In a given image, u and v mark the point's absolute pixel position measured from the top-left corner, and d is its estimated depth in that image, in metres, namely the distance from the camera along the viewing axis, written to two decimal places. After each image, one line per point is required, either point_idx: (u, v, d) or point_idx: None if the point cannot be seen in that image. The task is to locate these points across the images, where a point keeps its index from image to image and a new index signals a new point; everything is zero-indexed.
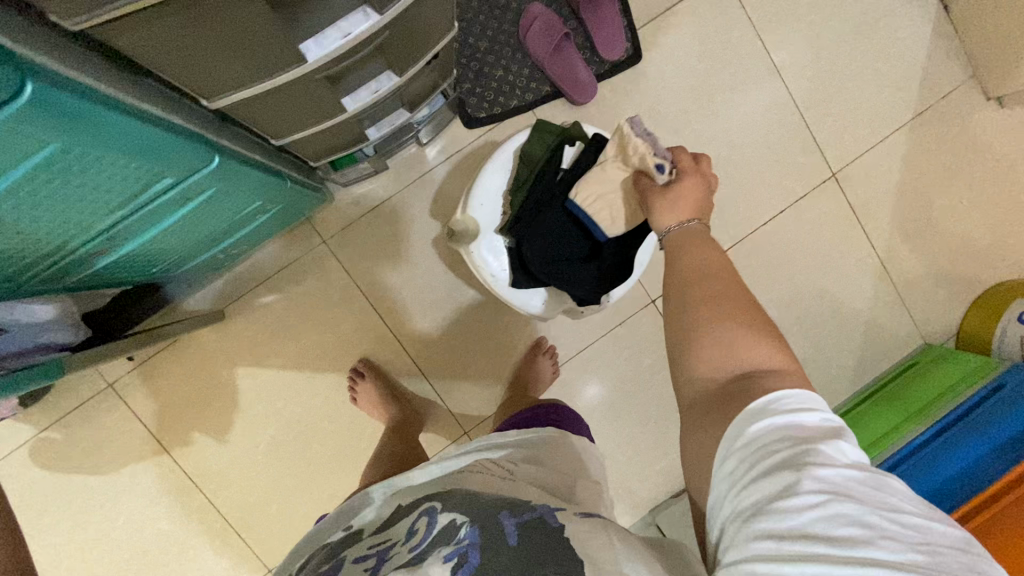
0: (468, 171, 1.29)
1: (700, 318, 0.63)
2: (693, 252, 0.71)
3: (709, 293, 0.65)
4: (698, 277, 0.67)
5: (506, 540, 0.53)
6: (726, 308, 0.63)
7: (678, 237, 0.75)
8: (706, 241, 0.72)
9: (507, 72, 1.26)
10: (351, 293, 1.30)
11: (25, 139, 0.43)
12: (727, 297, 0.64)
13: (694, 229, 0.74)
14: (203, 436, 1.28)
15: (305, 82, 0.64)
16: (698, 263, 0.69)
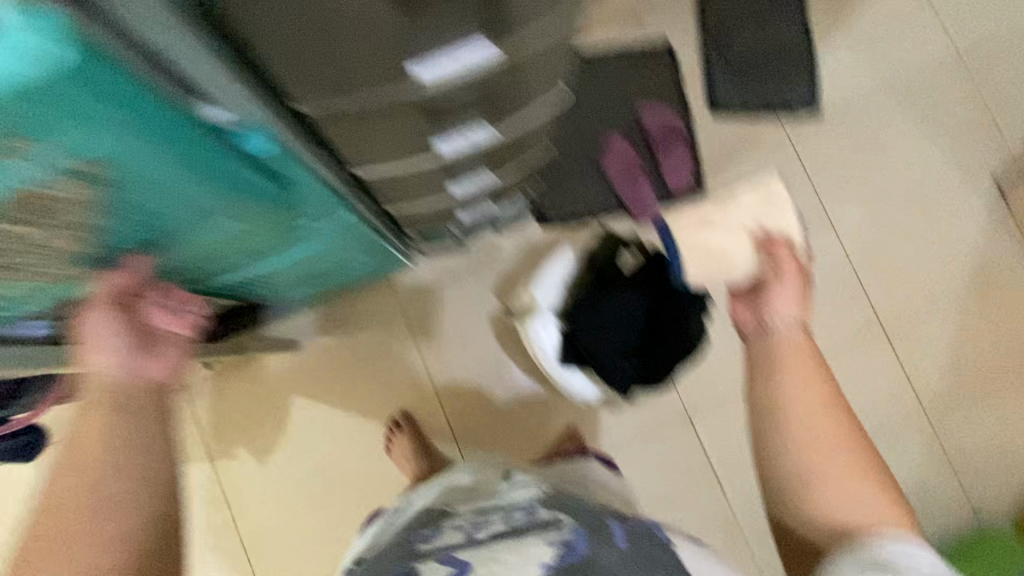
0: (534, 262, 1.45)
1: (780, 419, 0.80)
2: (785, 353, 0.84)
3: (803, 402, 0.80)
4: (791, 377, 0.82)
5: (615, 541, 0.70)
6: (803, 412, 0.79)
7: (780, 338, 0.86)
8: (807, 350, 0.85)
9: (583, 186, 1.44)
10: (409, 349, 1.43)
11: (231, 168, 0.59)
12: (808, 405, 0.79)
13: (792, 331, 0.86)
14: (247, 453, 1.38)
15: (427, 168, 0.82)
16: (788, 365, 0.83)
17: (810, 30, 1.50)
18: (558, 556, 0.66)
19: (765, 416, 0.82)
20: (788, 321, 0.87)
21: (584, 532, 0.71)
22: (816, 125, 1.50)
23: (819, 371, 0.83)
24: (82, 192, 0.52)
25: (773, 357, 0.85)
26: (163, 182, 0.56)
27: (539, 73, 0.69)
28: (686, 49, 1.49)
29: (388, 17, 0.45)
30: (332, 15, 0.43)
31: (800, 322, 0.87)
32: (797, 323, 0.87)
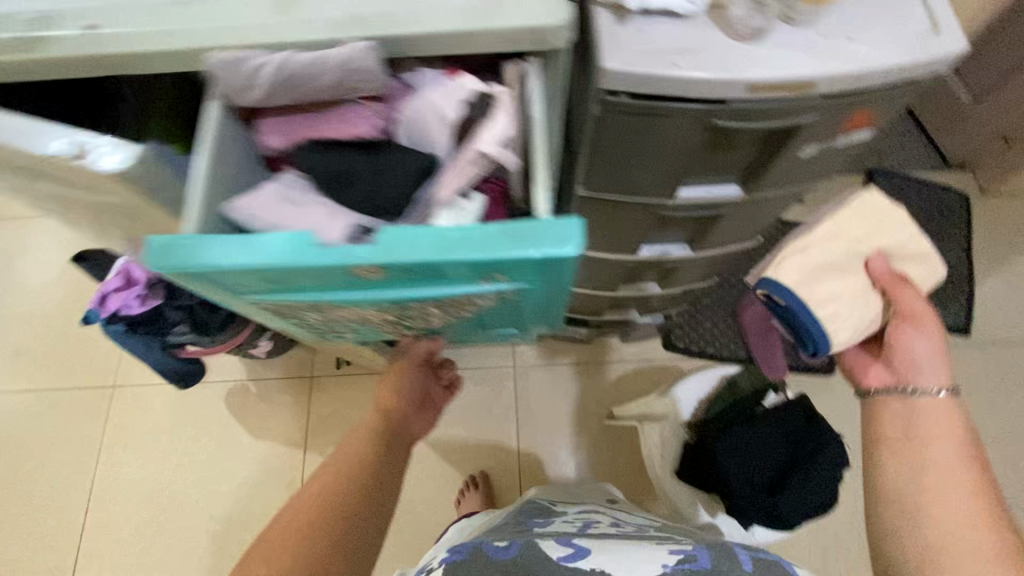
0: (648, 379, 1.51)
1: (898, 534, 0.54)
2: (917, 433, 0.58)
3: (933, 506, 0.53)
4: (923, 471, 0.55)
5: (742, 561, 0.62)
6: (948, 525, 0.52)
7: (914, 408, 0.60)
8: (954, 434, 0.57)
9: (713, 327, 1.53)
10: (507, 416, 1.50)
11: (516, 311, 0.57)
12: (957, 519, 0.52)
13: (930, 402, 0.59)
14: None
15: (617, 266, 0.97)
16: (921, 452, 0.57)
17: (973, 257, 1.49)
18: (678, 561, 0.62)
19: (884, 534, 0.56)
20: (932, 387, 0.59)
21: (707, 546, 0.66)
22: (977, 352, 1.39)
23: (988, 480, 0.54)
24: (453, 317, 0.57)
25: (908, 442, 0.58)
26: (490, 322, 0.63)
27: (749, 224, 0.83)
28: None
29: (701, 146, 0.60)
30: (667, 134, 0.58)
31: (941, 386, 0.59)
32: (941, 387, 0.59)
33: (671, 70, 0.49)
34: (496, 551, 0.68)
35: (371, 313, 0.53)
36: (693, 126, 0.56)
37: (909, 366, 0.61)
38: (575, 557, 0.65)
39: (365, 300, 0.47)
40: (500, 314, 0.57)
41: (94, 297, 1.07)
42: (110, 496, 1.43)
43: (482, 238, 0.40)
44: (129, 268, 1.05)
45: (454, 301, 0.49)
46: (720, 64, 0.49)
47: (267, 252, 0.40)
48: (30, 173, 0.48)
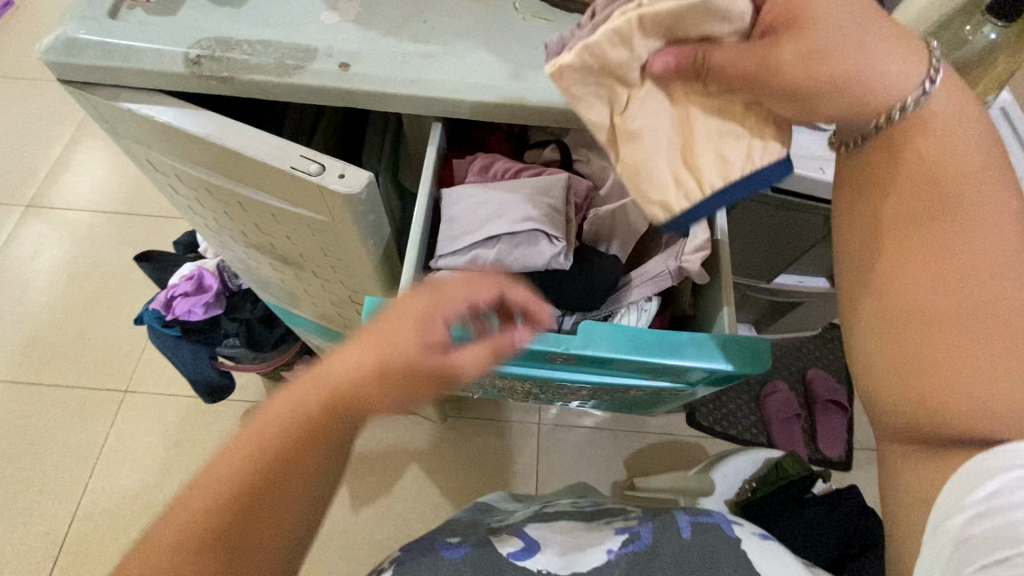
0: (671, 453, 1.51)
1: (939, 345, 0.34)
2: (917, 175, 0.36)
3: (956, 286, 0.34)
4: (933, 240, 0.35)
5: (680, 529, 0.48)
6: (1000, 309, 0.33)
7: (909, 137, 0.36)
8: (959, 136, 0.36)
9: (738, 409, 1.56)
10: (526, 472, 1.49)
11: (635, 399, 0.60)
12: (981, 290, 0.33)
13: (917, 125, 0.36)
14: (348, 495, 1.43)
15: None
16: (928, 205, 0.35)
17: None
18: (619, 543, 0.48)
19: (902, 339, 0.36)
20: (913, 90, 0.35)
21: (651, 517, 0.52)
22: None
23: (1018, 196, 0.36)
24: (589, 398, 0.59)
25: (895, 203, 0.37)
26: (614, 403, 0.64)
27: (819, 312, 0.88)
28: None
29: (816, 241, 0.66)
30: (791, 227, 0.64)
31: (929, 76, 0.35)
32: (927, 78, 0.35)
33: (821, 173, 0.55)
34: (442, 548, 0.49)
35: (519, 386, 0.55)
36: (818, 223, 0.62)
37: (840, 82, 0.34)
38: (526, 554, 0.48)
39: (535, 379, 0.50)
40: (636, 398, 0.59)
41: (159, 298, 1.07)
42: (92, 516, 1.30)
43: (673, 344, 0.43)
44: (202, 274, 1.06)
45: (614, 388, 0.52)
46: None
47: (480, 329, 0.43)
48: (232, 179, 0.51)
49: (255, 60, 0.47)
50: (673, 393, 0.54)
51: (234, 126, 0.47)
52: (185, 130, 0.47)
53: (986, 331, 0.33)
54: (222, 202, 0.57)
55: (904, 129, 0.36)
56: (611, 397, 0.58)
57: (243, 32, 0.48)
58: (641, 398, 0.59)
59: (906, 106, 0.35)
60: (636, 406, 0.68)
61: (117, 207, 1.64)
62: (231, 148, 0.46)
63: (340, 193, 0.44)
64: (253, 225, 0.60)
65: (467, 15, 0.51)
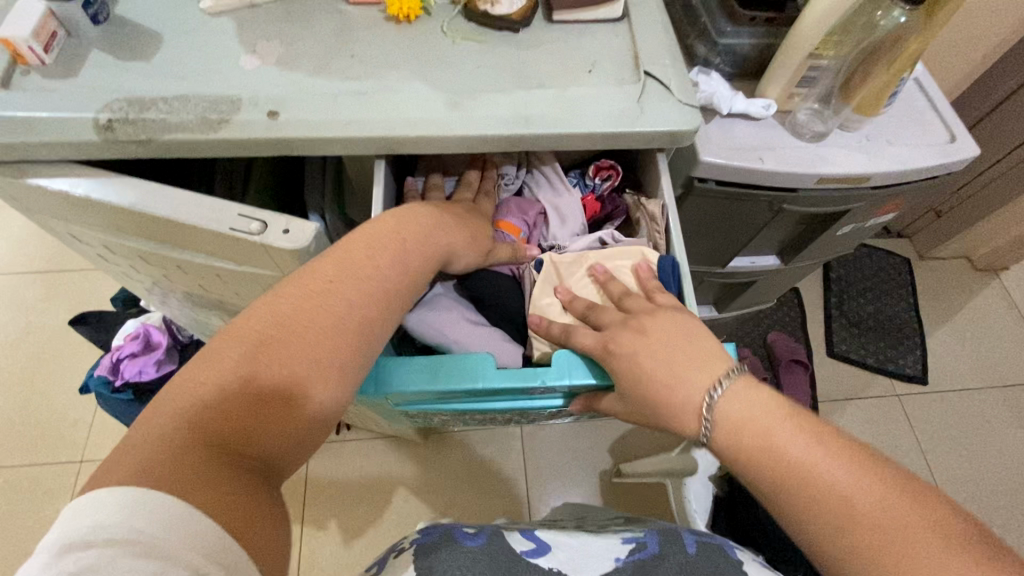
0: (654, 434, 1.55)
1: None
2: (757, 464, 0.39)
3: (834, 547, 0.36)
4: (802, 520, 0.37)
5: (687, 545, 0.49)
6: (888, 552, 0.34)
7: (735, 449, 0.39)
8: (753, 398, 0.40)
9: None
10: (517, 475, 1.49)
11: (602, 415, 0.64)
12: (870, 543, 0.34)
13: (730, 414, 0.40)
14: (338, 529, 1.40)
15: None
16: (781, 487, 0.38)
17: (916, 308, 1.65)
18: (628, 551, 0.48)
19: None
20: (706, 392, 0.41)
21: (658, 530, 0.53)
22: (933, 396, 1.53)
23: (835, 435, 0.39)
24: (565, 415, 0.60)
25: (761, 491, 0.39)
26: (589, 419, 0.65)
27: (772, 287, 0.91)
28: (812, 294, 1.66)
29: (761, 227, 0.68)
30: (740, 216, 0.66)
31: (715, 380, 0.41)
32: (716, 380, 0.41)
33: (761, 163, 0.57)
34: (460, 536, 0.48)
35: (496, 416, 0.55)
36: (762, 212, 0.64)
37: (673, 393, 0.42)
38: (538, 553, 0.47)
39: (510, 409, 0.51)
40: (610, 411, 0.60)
41: (104, 362, 1.00)
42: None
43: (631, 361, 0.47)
44: (147, 331, 0.99)
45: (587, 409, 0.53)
46: (797, 160, 0.58)
47: (454, 374, 0.44)
48: (168, 245, 0.48)
49: (174, 117, 0.44)
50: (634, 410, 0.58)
51: (165, 190, 0.44)
52: (105, 202, 0.44)
53: (908, 574, 0.33)
54: (160, 267, 0.54)
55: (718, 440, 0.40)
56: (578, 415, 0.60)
57: (159, 89, 0.45)
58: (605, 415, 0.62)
59: (709, 411, 0.40)
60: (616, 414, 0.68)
61: (42, 265, 1.52)
62: (163, 215, 0.43)
63: (286, 248, 0.42)
64: (196, 285, 0.56)
65: (394, 45, 0.50)
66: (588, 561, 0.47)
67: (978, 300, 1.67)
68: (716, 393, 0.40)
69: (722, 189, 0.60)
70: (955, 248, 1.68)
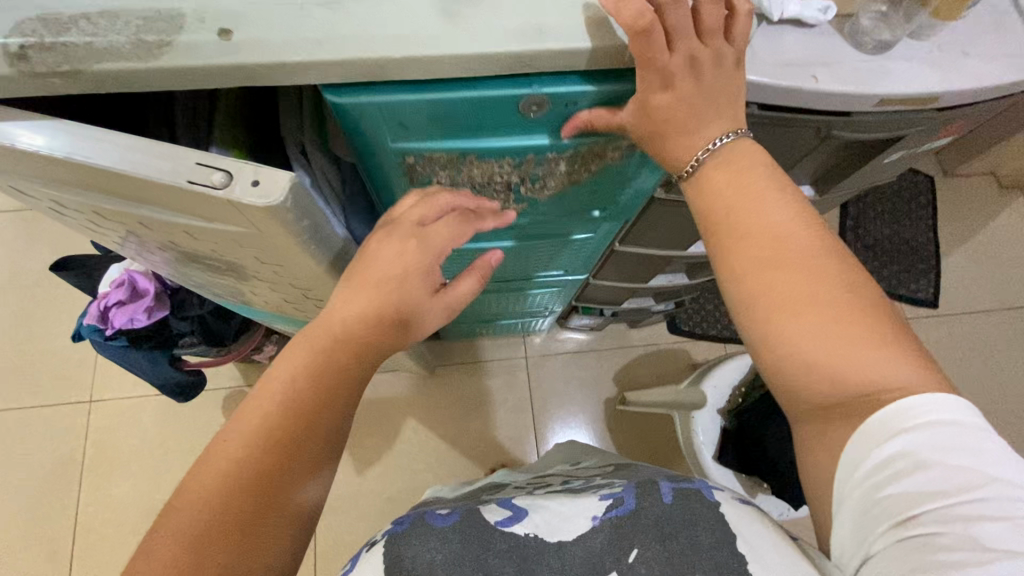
0: (658, 362, 1.56)
1: (780, 331, 0.41)
2: (722, 205, 0.45)
3: (764, 278, 0.42)
4: (739, 248, 0.43)
5: (661, 495, 0.46)
6: (804, 288, 0.40)
7: (710, 181, 0.45)
8: (747, 162, 0.45)
9: (716, 309, 1.60)
10: (524, 405, 1.51)
11: (594, 200, 0.65)
12: (796, 278, 0.41)
13: (715, 163, 0.45)
14: (350, 459, 1.43)
15: (666, 261, 0.99)
16: (736, 224, 0.44)
17: (936, 229, 1.58)
18: (603, 508, 0.46)
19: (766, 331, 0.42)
20: (708, 142, 0.45)
21: (634, 480, 0.49)
22: (945, 318, 1.50)
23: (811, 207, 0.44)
24: (574, 181, 0.59)
25: (712, 226, 0.45)
26: (605, 195, 0.64)
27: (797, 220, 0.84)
28: (828, 217, 1.59)
29: (805, 155, 0.61)
30: (778, 143, 0.58)
31: (722, 134, 0.45)
32: (722, 134, 0.45)
33: (814, 83, 0.48)
34: (432, 519, 0.49)
35: (500, 171, 0.54)
36: (808, 139, 0.57)
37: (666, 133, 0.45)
38: (512, 521, 0.46)
39: (512, 152, 0.51)
40: (623, 176, 0.60)
41: (92, 310, 0.96)
42: (116, 525, 1.37)
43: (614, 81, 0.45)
44: (131, 278, 0.94)
45: (584, 152, 0.53)
46: (857, 77, 0.49)
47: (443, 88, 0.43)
48: (122, 199, 0.41)
49: (101, 41, 0.35)
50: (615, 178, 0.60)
51: (109, 138, 0.37)
52: (37, 152, 0.37)
53: (811, 309, 0.40)
54: (121, 222, 0.48)
55: (694, 178, 0.46)
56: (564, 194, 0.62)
57: (77, 2, 0.36)
58: (591, 196, 0.63)
59: (695, 161, 0.46)
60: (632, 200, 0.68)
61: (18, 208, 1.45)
62: (109, 168, 0.36)
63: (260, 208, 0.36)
64: (170, 240, 0.50)
65: None
66: (561, 523, 0.45)
67: (1001, 218, 1.60)
68: (716, 144, 0.45)
69: (765, 112, 0.52)
70: (983, 165, 1.58)
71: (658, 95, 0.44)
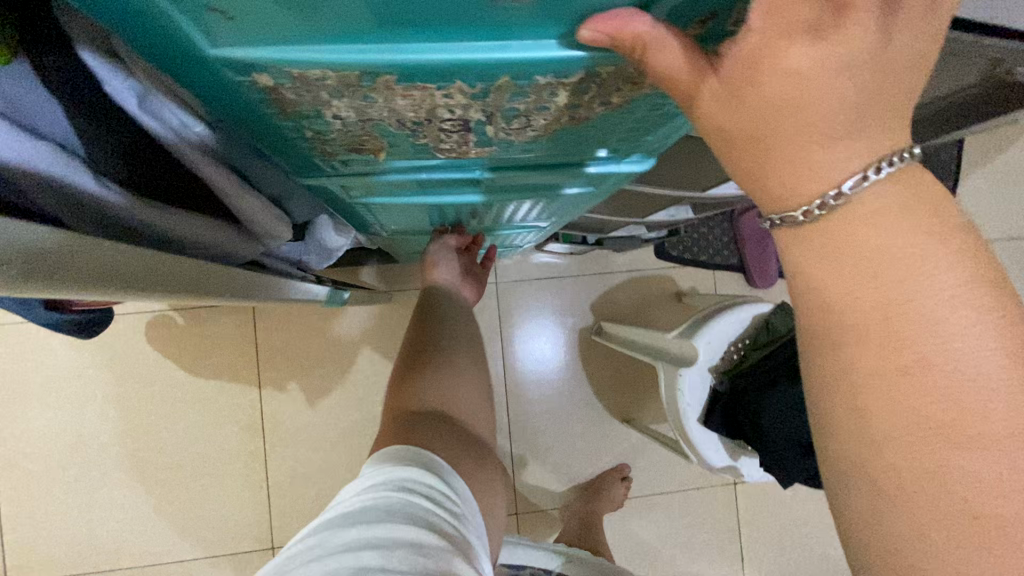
0: (641, 290, 1.42)
1: (897, 513, 0.27)
2: (846, 296, 0.27)
3: (894, 433, 0.27)
4: (856, 363, 0.27)
5: None
6: (958, 471, 0.26)
7: (838, 232, 0.26)
8: (906, 224, 0.26)
9: (709, 233, 1.43)
10: (491, 335, 1.37)
11: (584, 151, 0.41)
12: (947, 443, 0.26)
13: (857, 220, 0.26)
14: (299, 390, 1.31)
15: (674, 199, 0.79)
16: (861, 333, 0.27)
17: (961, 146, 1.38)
18: None
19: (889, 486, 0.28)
20: (843, 179, 0.25)
21: None
22: None
23: (1004, 308, 0.26)
24: (577, 127, 0.34)
25: (818, 318, 0.28)
26: (618, 144, 0.40)
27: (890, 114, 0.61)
28: None
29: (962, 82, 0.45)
30: None
31: (883, 159, 0.25)
32: (882, 160, 0.25)
33: None
34: None
35: (446, 108, 0.29)
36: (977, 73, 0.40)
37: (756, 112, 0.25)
38: None
39: (462, 78, 0.25)
40: (659, 118, 0.35)
41: None
42: (38, 458, 1.25)
43: None
44: None
45: (592, 88, 0.28)
46: None
47: None
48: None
49: None
50: (617, 128, 0.36)
51: None
52: None
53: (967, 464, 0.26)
54: None
55: (805, 233, 0.27)
56: (549, 149, 0.39)
57: None
58: (585, 146, 0.40)
59: (819, 207, 0.26)
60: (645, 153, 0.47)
61: None
62: None
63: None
64: None
65: None
66: None
67: None
68: (866, 182, 0.25)
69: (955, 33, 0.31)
70: None
71: (799, 43, 0.23)
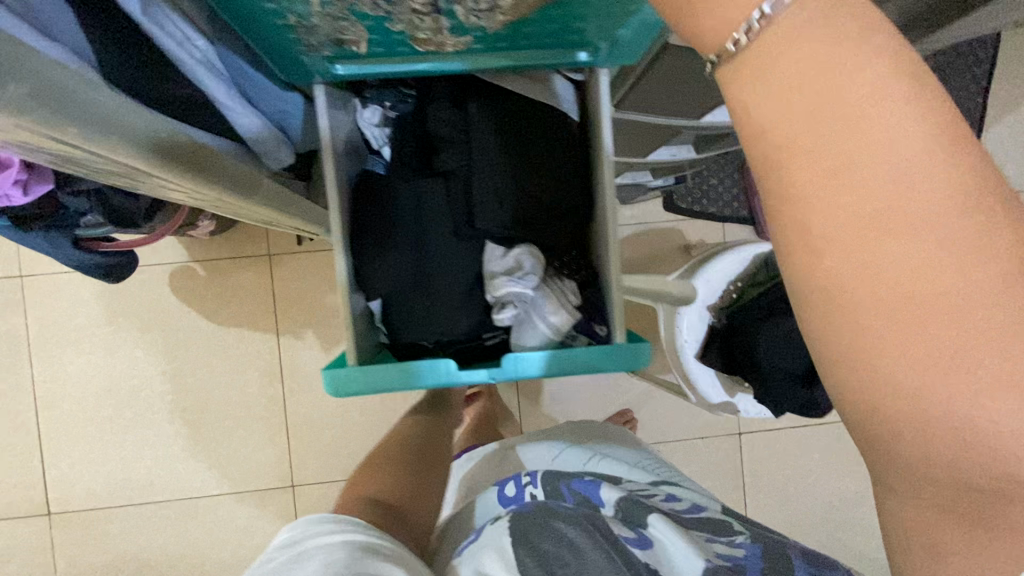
0: (648, 243, 1.43)
1: (872, 319, 0.29)
2: (791, 109, 0.29)
3: (842, 231, 0.29)
4: (796, 172, 0.29)
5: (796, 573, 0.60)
6: (907, 260, 0.28)
7: (778, 47, 0.29)
8: (835, 33, 0.28)
9: (719, 185, 1.42)
10: None
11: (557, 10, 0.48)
12: (879, 237, 0.28)
13: (783, 39, 0.29)
14: (314, 339, 1.36)
15: (664, 133, 0.80)
16: (806, 144, 0.29)
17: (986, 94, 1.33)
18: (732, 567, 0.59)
19: (843, 292, 0.30)
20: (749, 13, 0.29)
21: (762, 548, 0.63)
22: None
23: (932, 96, 0.28)
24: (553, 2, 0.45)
25: (767, 145, 0.30)
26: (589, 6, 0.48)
27: None
28: None
29: None
30: None
31: None
32: None
33: None
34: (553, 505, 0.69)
35: None
36: None
37: None
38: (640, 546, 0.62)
39: None
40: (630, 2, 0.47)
41: None
42: (76, 400, 1.34)
43: None
44: None
45: None
46: None
47: None
48: None
49: None
50: None
51: None
52: None
53: (911, 249, 0.28)
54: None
55: (741, 65, 0.30)
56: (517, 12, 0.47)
57: None
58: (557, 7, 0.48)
59: (746, 33, 0.29)
60: (629, 352, 0.57)
61: None
62: None
63: None
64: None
65: None
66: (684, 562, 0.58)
67: None
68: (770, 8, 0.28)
69: None
70: None
71: None
